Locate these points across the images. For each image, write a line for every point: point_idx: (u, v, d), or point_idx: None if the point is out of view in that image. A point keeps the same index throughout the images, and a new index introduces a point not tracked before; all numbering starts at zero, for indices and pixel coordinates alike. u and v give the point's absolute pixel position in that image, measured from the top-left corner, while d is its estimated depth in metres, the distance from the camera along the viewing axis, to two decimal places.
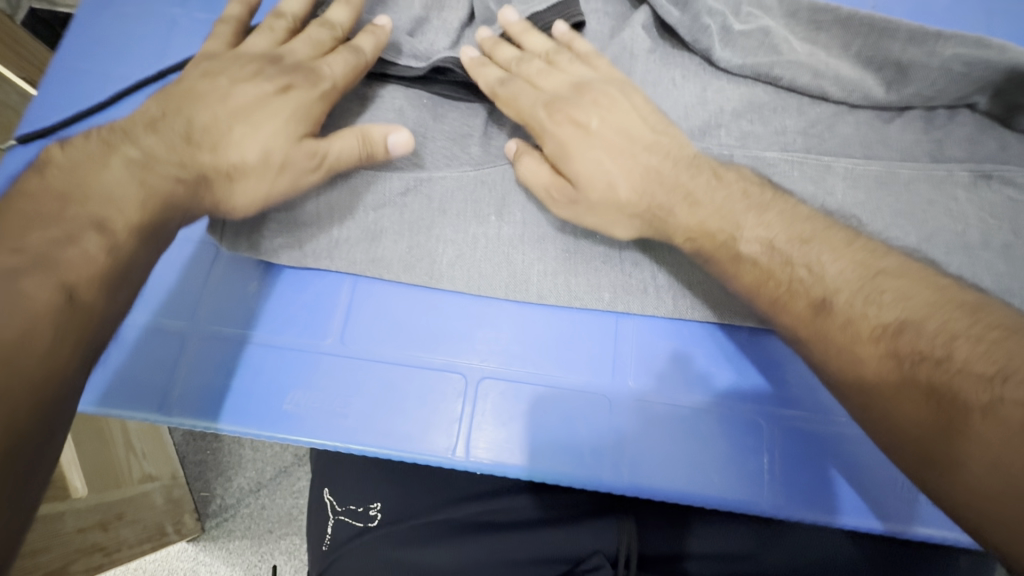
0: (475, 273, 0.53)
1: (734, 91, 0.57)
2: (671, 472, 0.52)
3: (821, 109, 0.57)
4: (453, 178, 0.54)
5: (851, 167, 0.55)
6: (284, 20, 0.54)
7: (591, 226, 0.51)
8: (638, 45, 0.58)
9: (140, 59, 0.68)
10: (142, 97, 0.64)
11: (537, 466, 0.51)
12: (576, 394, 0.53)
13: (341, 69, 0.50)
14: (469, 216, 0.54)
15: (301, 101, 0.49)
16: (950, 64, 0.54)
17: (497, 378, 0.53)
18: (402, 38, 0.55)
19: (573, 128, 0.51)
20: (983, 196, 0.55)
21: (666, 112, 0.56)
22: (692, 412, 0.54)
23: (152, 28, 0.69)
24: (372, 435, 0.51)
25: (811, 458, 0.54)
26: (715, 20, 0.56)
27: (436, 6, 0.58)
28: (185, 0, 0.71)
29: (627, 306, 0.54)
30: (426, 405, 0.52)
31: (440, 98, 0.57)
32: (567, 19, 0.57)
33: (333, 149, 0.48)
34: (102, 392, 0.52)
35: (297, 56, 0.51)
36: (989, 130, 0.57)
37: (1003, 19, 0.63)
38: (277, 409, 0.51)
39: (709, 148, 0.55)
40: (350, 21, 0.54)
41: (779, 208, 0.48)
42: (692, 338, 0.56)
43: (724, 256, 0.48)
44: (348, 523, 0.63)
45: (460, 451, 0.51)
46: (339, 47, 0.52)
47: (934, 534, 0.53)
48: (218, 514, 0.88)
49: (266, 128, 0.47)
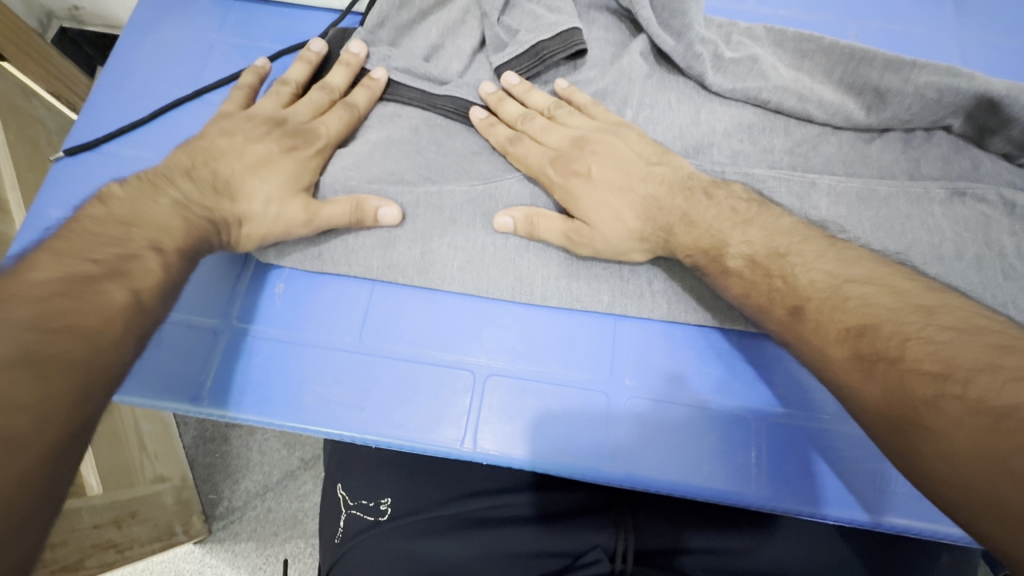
0: (483, 278, 0.59)
1: (724, 113, 0.62)
2: (667, 468, 0.54)
3: (806, 130, 0.62)
4: (462, 191, 0.59)
5: (834, 183, 0.60)
6: (288, 85, 0.62)
7: (595, 249, 0.56)
8: (636, 71, 0.64)
9: (177, 80, 0.76)
10: (183, 115, 0.73)
11: (539, 458, 0.55)
12: (576, 392, 0.57)
13: (336, 128, 0.59)
14: (478, 226, 0.59)
15: (301, 159, 0.57)
16: (923, 90, 0.59)
17: (503, 375, 0.58)
18: (417, 63, 0.63)
19: (573, 174, 0.57)
20: (957, 211, 0.60)
21: (662, 132, 0.62)
22: (685, 410, 0.56)
23: (189, 52, 0.78)
24: (390, 424, 0.56)
25: (796, 449, 0.56)
26: (706, 49, 0.62)
27: (450, 34, 0.65)
28: (221, 26, 0.80)
29: (625, 309, 0.58)
30: (438, 398, 0.57)
31: (452, 119, 0.63)
32: (568, 49, 0.62)
33: (326, 211, 0.55)
34: (143, 383, 0.57)
35: (297, 117, 0.59)
36: (964, 150, 0.62)
37: (973, 50, 0.70)
38: (303, 400, 0.57)
39: (702, 166, 0.60)
40: (346, 83, 0.62)
41: (762, 222, 0.53)
42: (684, 340, 0.59)
43: (715, 270, 0.54)
44: (360, 517, 0.68)
45: (468, 441, 0.56)
46: (335, 108, 0.60)
47: (911, 526, 0.53)
48: (224, 517, 0.95)
49: (272, 181, 0.55)
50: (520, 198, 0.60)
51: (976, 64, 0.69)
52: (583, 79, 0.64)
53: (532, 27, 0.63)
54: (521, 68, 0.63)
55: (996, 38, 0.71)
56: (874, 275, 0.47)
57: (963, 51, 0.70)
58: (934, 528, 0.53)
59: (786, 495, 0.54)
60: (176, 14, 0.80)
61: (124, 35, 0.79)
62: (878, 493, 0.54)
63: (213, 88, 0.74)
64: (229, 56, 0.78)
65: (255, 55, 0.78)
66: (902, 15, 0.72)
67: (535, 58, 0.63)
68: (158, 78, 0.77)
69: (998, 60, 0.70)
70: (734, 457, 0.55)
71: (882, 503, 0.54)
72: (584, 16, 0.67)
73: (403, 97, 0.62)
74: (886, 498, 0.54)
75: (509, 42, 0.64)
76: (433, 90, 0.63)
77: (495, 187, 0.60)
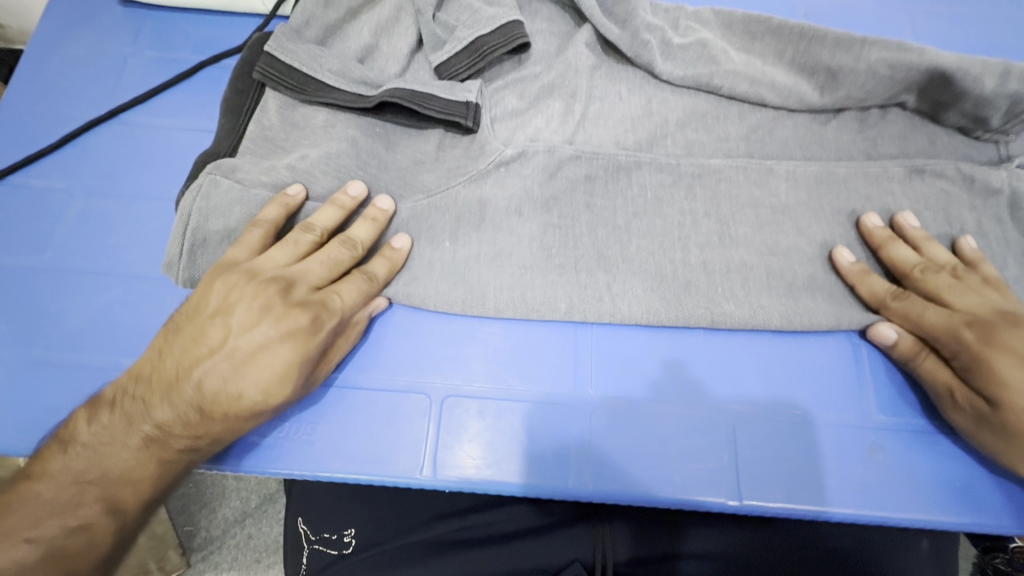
0: (431, 291, 0.53)
1: (677, 102, 0.60)
2: (640, 479, 0.51)
3: (760, 115, 0.60)
4: (408, 208, 0.55)
5: (792, 169, 0.58)
6: (311, 232, 0.50)
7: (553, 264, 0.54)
8: (582, 62, 0.59)
9: (90, 98, 0.70)
10: (99, 140, 0.68)
11: (505, 481, 0.52)
12: (538, 407, 0.54)
13: (352, 298, 0.49)
14: (424, 242, 0.54)
15: (297, 354, 0.44)
16: (875, 67, 0.57)
17: (462, 396, 0.54)
18: (352, 64, 0.57)
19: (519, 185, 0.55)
20: (916, 188, 0.59)
21: (614, 126, 0.58)
22: (652, 415, 0.53)
23: (105, 67, 0.72)
24: (343, 458, 0.52)
25: (779, 450, 0.53)
26: (656, 36, 0.59)
27: (386, 32, 0.60)
28: (136, 38, 0.74)
29: (585, 316, 0.53)
30: (392, 428, 0.53)
31: (395, 127, 0.58)
32: (511, 41, 0.57)
33: (342, 293, 0.48)
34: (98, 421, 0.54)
35: (308, 280, 0.47)
36: (921, 126, 0.62)
37: (924, 21, 0.69)
38: (246, 438, 0.52)
39: (656, 160, 0.57)
40: (371, 237, 0.52)
41: (722, 238, 0.55)
42: (663, 344, 0.56)
43: (668, 281, 0.54)
44: (323, 552, 0.64)
45: (427, 469, 0.52)
46: (353, 275, 0.50)
47: (901, 520, 0.50)
48: (203, 548, 0.90)
49: (272, 382, 0.44)
50: (468, 207, 0.55)
51: (927, 36, 0.68)
52: (528, 73, 0.59)
53: (471, 22, 0.59)
54: (461, 64, 0.58)
55: (940, 9, 0.70)
56: (923, 279, 0.53)
57: (909, 25, 0.69)
58: (915, 516, 0.50)
59: (767, 493, 0.51)
60: (87, 28, 0.74)
61: (31, 51, 0.73)
62: (857, 485, 0.51)
63: (131, 108, 0.69)
64: (145, 70, 0.72)
65: (173, 69, 0.72)
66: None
67: (475, 55, 0.58)
68: (66, 98, 0.70)
69: (947, 31, 0.69)
70: (705, 459, 0.52)
71: (864, 496, 0.51)
72: (525, 8, 0.63)
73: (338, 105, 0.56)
74: (872, 494, 0.51)
75: (447, 39, 0.59)
76: (367, 93, 0.56)
77: (441, 198, 0.55)
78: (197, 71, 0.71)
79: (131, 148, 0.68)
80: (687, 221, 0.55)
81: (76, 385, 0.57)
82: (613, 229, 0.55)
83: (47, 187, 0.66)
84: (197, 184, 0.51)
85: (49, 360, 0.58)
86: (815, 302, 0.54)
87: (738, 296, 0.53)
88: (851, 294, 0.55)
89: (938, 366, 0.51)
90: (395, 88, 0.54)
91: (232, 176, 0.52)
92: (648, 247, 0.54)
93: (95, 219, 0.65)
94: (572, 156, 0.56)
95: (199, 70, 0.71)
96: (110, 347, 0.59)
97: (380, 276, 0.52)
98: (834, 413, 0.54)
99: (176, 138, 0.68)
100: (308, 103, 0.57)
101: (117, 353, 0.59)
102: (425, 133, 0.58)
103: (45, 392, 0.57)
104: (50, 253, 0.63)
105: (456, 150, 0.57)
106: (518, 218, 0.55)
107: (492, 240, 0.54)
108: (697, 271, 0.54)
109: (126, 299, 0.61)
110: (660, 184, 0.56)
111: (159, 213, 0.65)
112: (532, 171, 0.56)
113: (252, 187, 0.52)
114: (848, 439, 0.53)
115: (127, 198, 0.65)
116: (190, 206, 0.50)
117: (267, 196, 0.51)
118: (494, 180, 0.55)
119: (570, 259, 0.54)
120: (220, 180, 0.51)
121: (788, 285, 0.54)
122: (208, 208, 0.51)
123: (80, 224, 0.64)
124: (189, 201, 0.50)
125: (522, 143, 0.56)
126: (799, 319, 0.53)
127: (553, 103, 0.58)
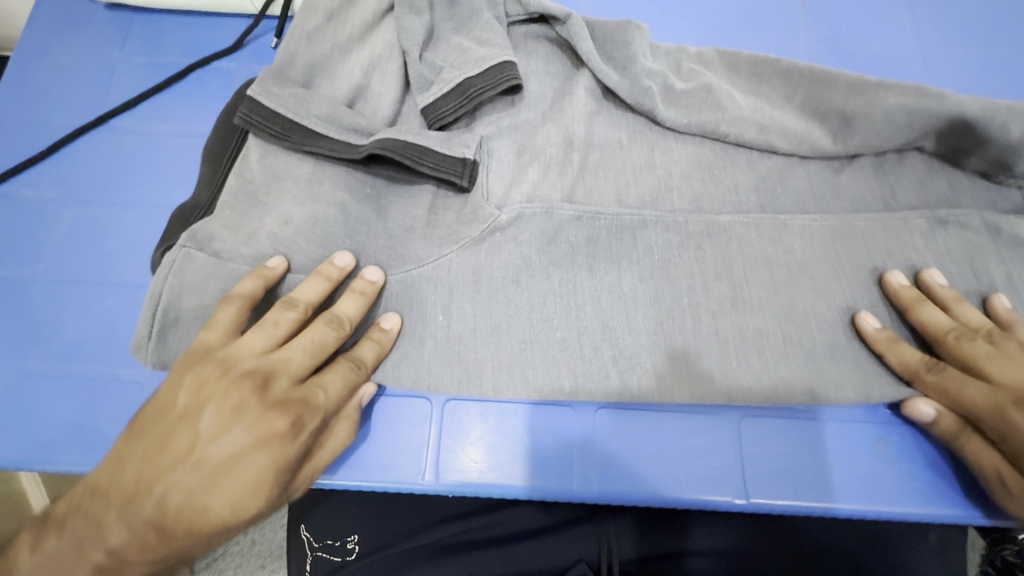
0: (423, 371, 0.50)
1: (681, 151, 0.58)
2: (648, 484, 0.50)
3: (771, 162, 0.57)
4: (397, 279, 0.52)
5: (808, 224, 0.55)
6: (294, 309, 0.47)
7: (556, 337, 0.51)
8: (580, 108, 0.58)
9: (79, 106, 0.67)
10: (90, 147, 0.64)
11: (507, 485, 0.50)
12: (541, 406, 0.52)
13: (336, 388, 0.45)
14: (414, 317, 0.51)
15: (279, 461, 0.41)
16: (892, 113, 0.55)
17: (462, 399, 0.52)
18: (340, 109, 0.54)
19: (516, 246, 0.53)
20: (939, 241, 0.55)
21: (616, 179, 0.56)
22: (657, 414, 0.52)
23: (93, 74, 0.68)
24: (341, 462, 0.50)
25: (792, 448, 0.51)
26: (658, 83, 0.57)
27: (371, 73, 0.57)
28: (124, 44, 0.70)
29: (589, 395, 0.50)
30: (391, 433, 0.51)
31: (385, 182, 0.55)
32: (502, 85, 0.54)
33: (327, 384, 0.45)
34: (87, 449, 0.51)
35: (291, 368, 0.44)
36: (940, 170, 0.57)
37: (931, 62, 0.68)
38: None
39: (662, 216, 0.55)
40: (360, 312, 0.49)
41: (733, 313, 0.52)
42: (675, 420, 0.52)
43: (674, 355, 0.51)
44: (325, 559, 0.62)
45: (428, 474, 0.50)
46: (339, 360, 0.47)
47: (912, 514, 0.49)
48: (206, 555, 0.84)
49: (244, 496, 0.40)
50: (463, 280, 0.52)
51: (932, 80, 0.67)
52: (522, 120, 0.57)
53: (459, 64, 0.55)
54: (449, 108, 0.54)
55: (941, 52, 0.69)
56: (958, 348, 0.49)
57: (905, 58, 0.68)
58: (925, 514, 0.49)
59: (776, 493, 0.49)
60: (75, 35, 0.70)
61: (15, 58, 0.69)
62: (869, 486, 0.50)
63: (122, 113, 0.66)
64: (138, 78, 0.68)
65: (163, 73, 0.68)
66: (849, 34, 0.69)
67: (463, 98, 0.54)
68: (54, 108, 0.66)
69: (955, 73, 0.67)
70: (712, 460, 0.50)
71: (876, 494, 0.50)
72: (521, 47, 0.61)
73: (324, 154, 0.53)
74: (882, 491, 0.50)
75: (435, 80, 0.56)
76: (357, 141, 0.53)
77: (433, 268, 0.53)
78: (188, 75, 0.68)
79: (125, 154, 0.64)
80: (697, 284, 0.53)
81: (73, 400, 0.53)
82: (619, 295, 0.53)
83: (37, 198, 0.62)
84: (171, 260, 0.49)
85: (46, 373, 0.54)
86: (830, 367, 0.51)
87: (755, 368, 0.51)
88: (875, 358, 0.51)
89: (984, 447, 0.47)
90: (383, 139, 0.51)
91: (207, 247, 0.49)
92: (656, 317, 0.52)
93: (90, 227, 0.60)
94: (573, 217, 0.54)
95: (190, 73, 0.68)
96: (107, 355, 0.55)
97: (369, 361, 0.49)
98: (844, 409, 0.52)
99: (172, 143, 0.65)
100: (291, 150, 0.53)
101: (113, 364, 0.54)
102: (420, 187, 0.55)
103: (41, 409, 0.52)
104: (46, 261, 0.59)
105: (451, 207, 0.55)
106: (517, 287, 0.52)
107: (488, 312, 0.52)
108: (710, 343, 0.51)
109: (123, 308, 0.57)
110: (668, 245, 0.54)
111: (152, 224, 0.61)
112: (531, 234, 0.54)
113: (226, 261, 0.49)
114: (858, 439, 0.51)
115: (122, 204, 0.62)
116: (163, 283, 0.48)
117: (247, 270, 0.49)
118: (489, 247, 0.53)
119: (572, 331, 0.51)
120: (194, 255, 0.49)
121: (807, 354, 0.51)
122: (181, 285, 0.48)
123: (71, 234, 0.60)
124: (163, 278, 0.48)
125: (518, 205, 0.54)
126: (823, 396, 0.50)
127: (550, 152, 0.56)
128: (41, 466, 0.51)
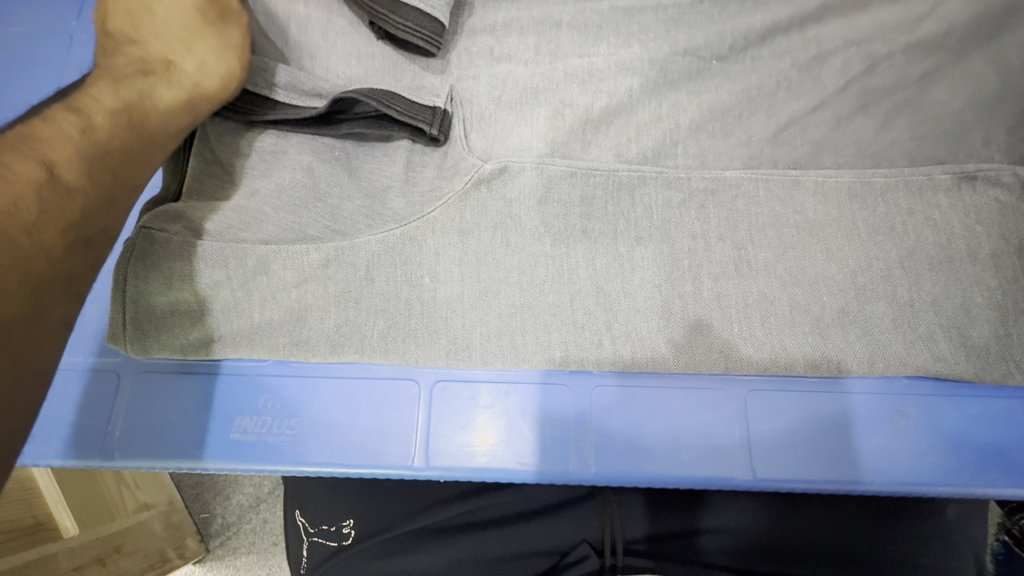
0: (411, 345, 0.49)
1: (691, 102, 0.53)
2: (648, 461, 0.47)
3: (786, 113, 0.53)
4: (377, 240, 0.49)
5: (821, 179, 0.52)
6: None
7: (550, 303, 0.49)
8: (574, 62, 0.54)
9: (36, 79, 0.62)
10: None
11: (504, 469, 0.48)
12: (536, 389, 0.49)
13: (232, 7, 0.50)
14: (401, 281, 0.49)
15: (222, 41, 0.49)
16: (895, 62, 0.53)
17: (452, 377, 0.49)
18: (300, 75, 0.51)
19: (503, 207, 0.50)
20: (967, 200, 0.51)
21: (616, 135, 0.53)
22: (656, 391, 0.48)
23: (48, 45, 0.63)
24: (328, 450, 0.48)
25: (803, 422, 0.48)
26: (661, 42, 0.53)
27: (346, 39, 0.53)
28: (80, 9, 0.64)
29: (582, 365, 0.48)
30: (377, 416, 0.49)
31: (360, 144, 0.53)
32: (391, 98, 0.49)
33: None
34: (68, 442, 0.49)
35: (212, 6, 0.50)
36: (972, 122, 0.53)
37: None
38: (226, 436, 0.49)
39: (664, 173, 0.51)
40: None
41: (738, 275, 0.49)
42: (676, 395, 0.48)
43: (677, 321, 0.49)
44: (323, 544, 0.61)
45: (419, 459, 0.48)
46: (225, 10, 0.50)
47: (928, 489, 0.47)
48: (220, 534, 0.83)
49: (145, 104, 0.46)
50: (448, 241, 0.50)
51: None
52: (511, 74, 0.54)
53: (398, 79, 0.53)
54: (366, 108, 0.50)
55: None
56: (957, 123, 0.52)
57: None
58: (944, 487, 0.46)
59: (783, 468, 0.47)
60: None
61: None
62: (883, 461, 0.47)
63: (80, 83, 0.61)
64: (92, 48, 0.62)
65: None
66: None
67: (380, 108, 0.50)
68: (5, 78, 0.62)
69: None
70: (714, 436, 0.48)
71: (891, 466, 0.47)
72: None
73: (290, 123, 0.51)
74: (896, 463, 0.47)
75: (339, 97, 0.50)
76: (318, 104, 0.50)
77: (417, 226, 0.50)
78: None
79: None
80: (699, 246, 0.50)
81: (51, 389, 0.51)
82: (616, 258, 0.50)
83: None
84: (131, 242, 0.47)
85: None
86: (841, 333, 0.48)
87: (757, 336, 0.48)
88: (888, 323, 0.48)
89: None
90: (346, 93, 0.49)
91: (171, 227, 0.47)
92: (656, 280, 0.49)
93: None
94: (566, 174, 0.51)
95: None
96: (79, 343, 0.52)
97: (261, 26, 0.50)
98: (857, 380, 0.49)
99: None
100: (259, 124, 0.52)
101: (88, 350, 0.52)
102: (397, 145, 0.53)
103: None
104: None
105: (431, 170, 0.52)
106: (506, 249, 0.50)
107: (477, 276, 0.49)
108: (712, 307, 0.49)
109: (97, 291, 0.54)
110: (668, 203, 0.51)
111: None
112: (520, 191, 0.50)
113: (191, 236, 0.47)
114: (873, 410, 0.48)
115: None
116: (125, 266, 0.46)
117: (213, 246, 0.47)
118: (474, 203, 0.50)
119: (565, 296, 0.49)
120: (155, 234, 0.47)
121: (815, 321, 0.48)
122: (145, 267, 0.47)
123: None
124: (122, 261, 0.46)
125: (504, 157, 0.51)
126: (829, 362, 0.48)
127: (538, 112, 0.53)
128: (30, 461, 0.49)
